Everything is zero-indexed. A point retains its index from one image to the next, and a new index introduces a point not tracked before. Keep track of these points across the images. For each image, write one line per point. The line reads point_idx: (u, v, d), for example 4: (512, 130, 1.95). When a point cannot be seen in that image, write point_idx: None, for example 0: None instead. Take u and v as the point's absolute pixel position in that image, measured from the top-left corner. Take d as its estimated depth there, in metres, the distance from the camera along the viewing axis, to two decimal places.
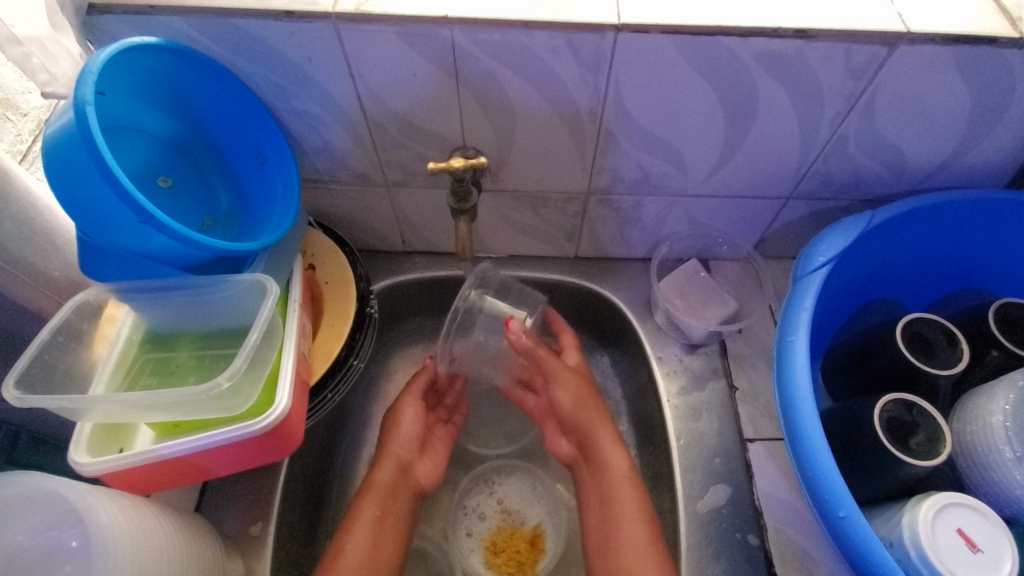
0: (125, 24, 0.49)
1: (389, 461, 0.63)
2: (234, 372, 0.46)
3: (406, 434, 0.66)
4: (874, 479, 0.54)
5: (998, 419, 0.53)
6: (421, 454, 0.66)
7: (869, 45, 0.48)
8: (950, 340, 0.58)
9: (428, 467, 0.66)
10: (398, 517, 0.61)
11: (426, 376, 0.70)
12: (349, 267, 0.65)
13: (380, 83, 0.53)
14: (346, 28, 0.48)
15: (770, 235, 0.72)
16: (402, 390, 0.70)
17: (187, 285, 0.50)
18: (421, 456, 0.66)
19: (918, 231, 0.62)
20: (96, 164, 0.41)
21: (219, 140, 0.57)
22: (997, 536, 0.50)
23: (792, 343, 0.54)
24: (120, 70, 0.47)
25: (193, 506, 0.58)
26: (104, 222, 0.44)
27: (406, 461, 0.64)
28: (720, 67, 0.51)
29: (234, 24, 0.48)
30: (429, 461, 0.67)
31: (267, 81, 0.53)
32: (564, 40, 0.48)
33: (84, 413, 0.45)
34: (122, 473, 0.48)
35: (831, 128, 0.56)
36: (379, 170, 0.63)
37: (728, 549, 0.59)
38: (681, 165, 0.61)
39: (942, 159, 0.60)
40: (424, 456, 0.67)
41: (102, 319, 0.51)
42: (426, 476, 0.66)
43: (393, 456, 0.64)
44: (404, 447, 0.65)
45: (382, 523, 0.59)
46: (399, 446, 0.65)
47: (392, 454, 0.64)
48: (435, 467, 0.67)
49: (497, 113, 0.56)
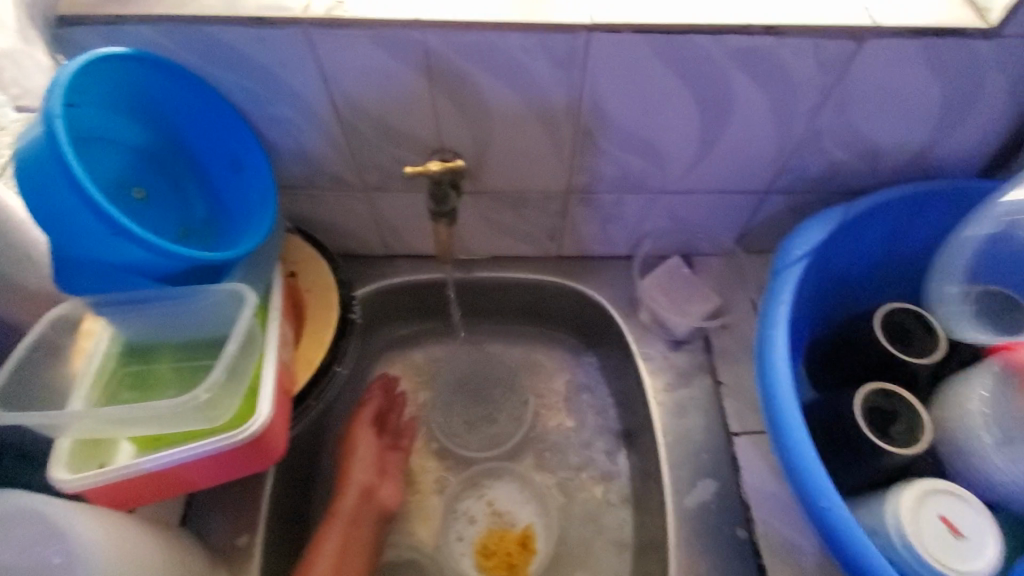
0: (95, 36, 0.49)
1: (351, 488, 0.66)
2: (212, 383, 0.46)
3: (363, 459, 0.68)
4: (857, 468, 0.54)
5: (976, 405, 0.53)
6: (381, 477, 0.68)
7: (838, 40, 0.49)
8: (927, 329, 0.59)
9: (391, 489, 0.68)
10: (361, 542, 0.64)
11: (374, 404, 0.73)
12: (331, 274, 0.65)
13: (355, 88, 0.53)
14: (318, 32, 0.48)
15: (751, 229, 0.72)
16: (352, 420, 0.72)
17: (164, 296, 0.49)
18: (382, 479, 0.68)
19: (893, 222, 0.63)
20: (67, 178, 0.41)
21: (194, 149, 0.57)
22: (980, 524, 0.50)
23: (772, 337, 0.54)
24: (88, 81, 0.46)
25: (177, 521, 0.57)
26: (76, 235, 0.44)
27: (368, 485, 0.67)
28: (694, 64, 0.51)
29: (204, 31, 0.48)
30: (391, 483, 0.69)
31: (240, 88, 0.53)
32: (537, 40, 0.49)
33: (63, 430, 0.45)
34: (104, 489, 0.47)
35: (805, 122, 0.57)
36: (359, 175, 0.63)
37: (718, 543, 0.59)
38: (660, 162, 0.62)
39: (916, 150, 0.61)
40: (383, 479, 0.68)
41: (79, 333, 0.50)
42: (388, 497, 0.67)
43: (353, 483, 0.66)
44: (362, 471, 0.67)
45: (346, 550, 0.62)
46: (358, 472, 0.67)
47: (353, 480, 0.67)
48: (397, 487, 0.69)
49: (474, 115, 0.56)
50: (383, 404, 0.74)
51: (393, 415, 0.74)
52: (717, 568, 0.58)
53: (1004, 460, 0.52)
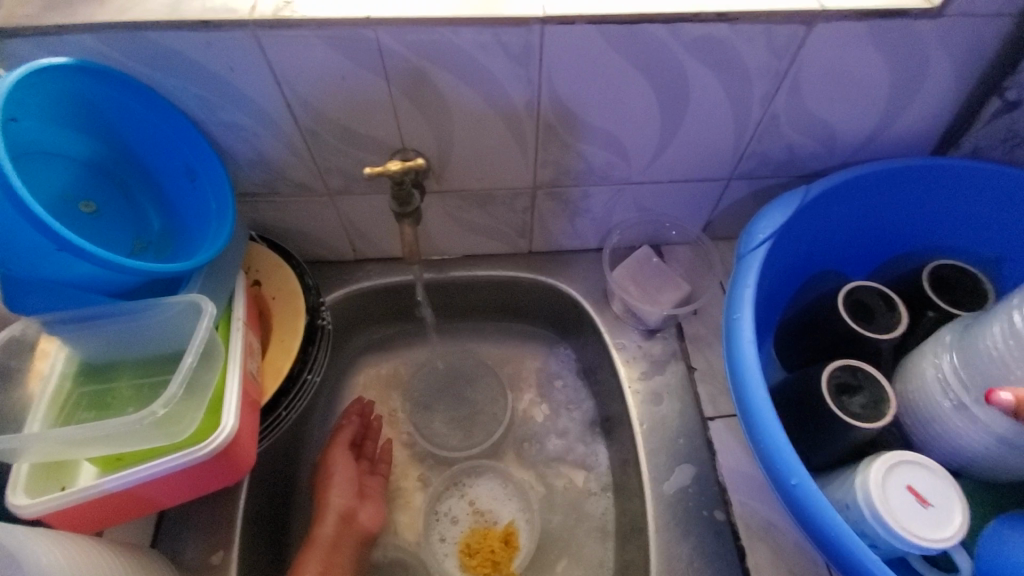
0: (34, 46, 0.47)
1: (330, 513, 0.64)
2: (169, 399, 0.44)
3: (342, 483, 0.66)
4: (828, 444, 0.55)
5: (932, 372, 0.54)
6: (361, 501, 0.66)
7: (788, 25, 0.50)
8: (887, 304, 0.60)
9: (372, 511, 0.67)
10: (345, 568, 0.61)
11: (350, 429, 0.70)
12: (296, 279, 0.63)
13: (309, 90, 0.52)
14: (266, 34, 0.47)
15: (716, 216, 0.73)
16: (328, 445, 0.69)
17: (119, 311, 0.48)
18: (362, 501, 0.67)
19: (853, 202, 0.65)
20: (5, 195, 0.38)
21: (145, 159, 0.55)
22: (948, 491, 0.51)
23: (738, 321, 0.54)
24: (26, 93, 0.44)
25: (148, 542, 0.55)
26: (19, 254, 0.42)
27: (347, 509, 0.65)
28: (649, 54, 0.51)
29: (146, 36, 0.46)
30: (371, 506, 0.67)
31: (190, 94, 0.51)
32: (491, 35, 0.48)
33: (19, 454, 0.43)
34: (64, 514, 0.45)
35: (762, 108, 0.58)
36: (320, 179, 0.62)
37: (697, 527, 0.60)
38: (623, 153, 0.62)
39: (870, 131, 0.62)
40: (363, 502, 0.67)
41: (34, 354, 0.48)
42: (368, 520, 0.66)
43: (333, 508, 0.64)
44: (342, 496, 0.65)
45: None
46: (337, 495, 0.65)
47: (332, 505, 0.64)
48: (378, 509, 0.67)
49: (433, 113, 0.55)
50: (359, 429, 0.71)
51: (368, 441, 0.72)
52: (698, 551, 0.59)
53: (967, 421, 0.53)
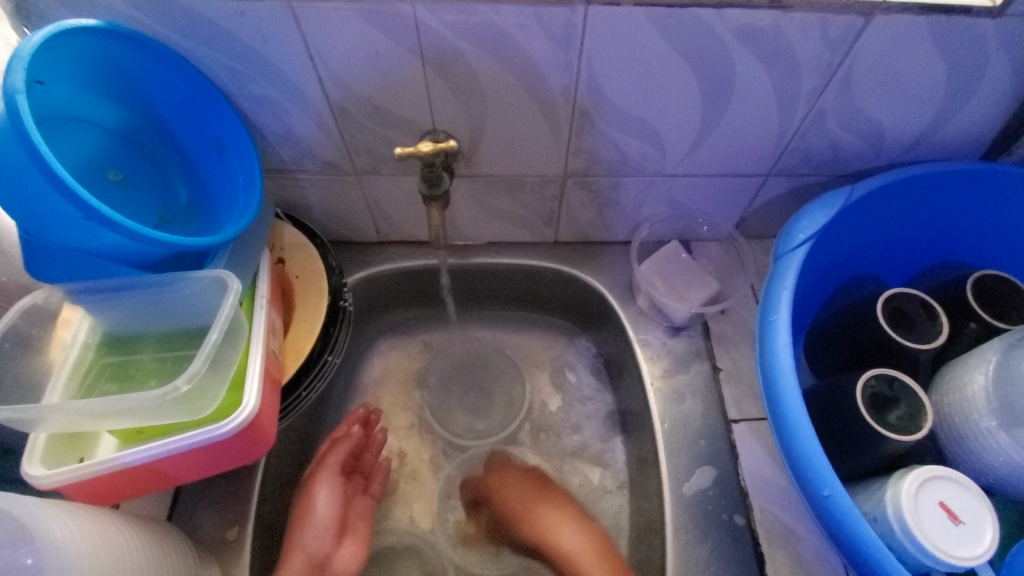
0: (63, 7, 0.46)
1: (299, 556, 0.57)
2: (193, 375, 0.43)
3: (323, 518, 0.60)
4: (859, 455, 0.53)
5: (975, 388, 0.52)
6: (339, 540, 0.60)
7: (844, 15, 0.47)
8: (929, 314, 0.58)
9: (349, 555, 0.60)
10: None
11: (344, 446, 0.64)
12: (320, 259, 0.63)
13: (341, 65, 0.51)
14: (302, 7, 0.45)
15: (750, 213, 0.71)
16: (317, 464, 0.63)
17: (142, 284, 0.47)
18: (341, 540, 0.61)
19: (896, 205, 0.62)
20: (32, 159, 0.38)
21: (174, 130, 0.54)
22: (981, 511, 0.49)
23: (774, 322, 0.52)
24: (54, 56, 0.43)
25: (164, 515, 0.56)
26: (45, 221, 0.41)
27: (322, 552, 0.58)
28: (695, 41, 0.49)
29: (180, 3, 0.45)
30: (350, 546, 0.61)
31: (222, 65, 0.50)
32: (532, 14, 0.46)
33: (38, 424, 0.43)
34: (82, 484, 0.45)
35: (808, 103, 0.55)
36: (348, 159, 0.61)
37: (716, 531, 0.59)
38: (658, 143, 0.60)
39: (920, 132, 0.59)
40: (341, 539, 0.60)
41: (56, 324, 0.48)
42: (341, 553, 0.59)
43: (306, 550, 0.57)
44: (318, 536, 0.58)
45: None
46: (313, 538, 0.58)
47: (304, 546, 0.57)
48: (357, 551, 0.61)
49: (467, 95, 0.54)
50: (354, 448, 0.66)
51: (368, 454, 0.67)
52: (716, 555, 0.58)
53: (1007, 440, 0.50)
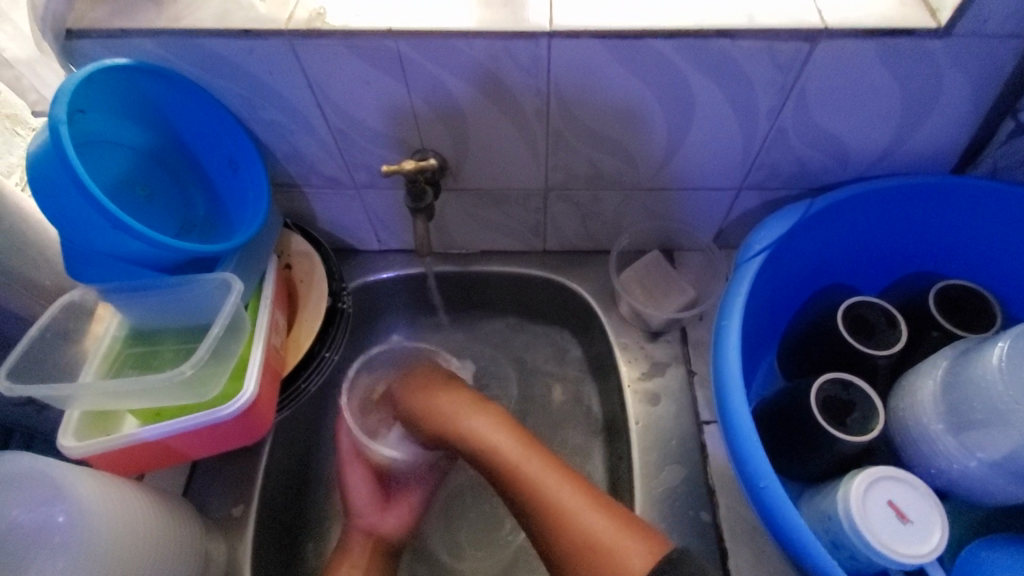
0: (101, 47, 0.53)
1: (357, 532, 0.67)
2: (197, 361, 0.50)
3: (363, 500, 0.70)
4: (815, 455, 0.56)
5: (926, 394, 0.54)
6: (383, 513, 0.69)
7: (791, 42, 0.51)
8: (890, 322, 0.61)
9: (393, 521, 0.69)
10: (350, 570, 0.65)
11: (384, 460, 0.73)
12: (323, 265, 0.69)
13: (337, 93, 0.57)
14: (300, 43, 0.52)
15: (728, 224, 0.74)
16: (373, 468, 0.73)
17: (161, 285, 0.55)
18: (386, 511, 0.70)
19: (863, 217, 0.65)
20: (69, 176, 0.45)
21: (194, 150, 0.61)
22: (929, 511, 0.51)
23: (727, 326, 0.57)
24: (94, 89, 0.51)
25: (180, 490, 0.62)
26: (81, 229, 0.49)
27: (371, 523, 0.68)
28: (653, 68, 0.53)
29: (198, 43, 0.52)
30: (393, 516, 0.70)
31: (235, 94, 0.57)
32: (502, 47, 0.52)
33: (71, 401, 0.50)
34: (105, 455, 0.52)
35: (769, 121, 0.59)
36: (347, 174, 0.67)
37: (682, 525, 0.61)
38: (630, 159, 0.64)
39: (884, 148, 0.61)
40: (390, 510, 0.70)
41: (93, 319, 0.56)
42: (394, 530, 0.69)
43: (357, 523, 0.68)
44: (365, 511, 0.69)
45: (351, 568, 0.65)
46: (360, 513, 0.69)
47: (358, 523, 0.68)
48: (399, 517, 0.70)
49: (450, 118, 0.60)
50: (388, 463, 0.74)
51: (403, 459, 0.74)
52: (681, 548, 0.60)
53: (953, 443, 0.52)
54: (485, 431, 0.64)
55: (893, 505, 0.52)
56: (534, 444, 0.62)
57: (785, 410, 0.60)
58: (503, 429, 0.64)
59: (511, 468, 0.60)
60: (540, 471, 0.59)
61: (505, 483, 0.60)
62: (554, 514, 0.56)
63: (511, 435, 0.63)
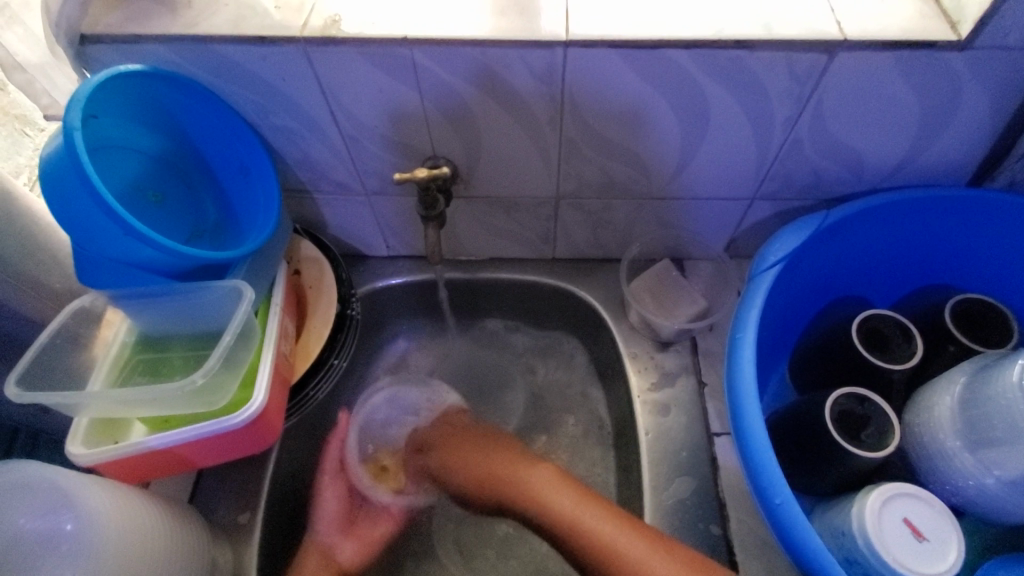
0: (115, 53, 0.53)
1: (311, 549, 0.65)
2: (208, 370, 0.50)
3: (328, 518, 0.68)
4: (828, 470, 0.55)
5: (943, 411, 0.54)
6: (345, 536, 0.68)
7: (809, 53, 0.50)
8: (906, 336, 0.60)
9: (351, 549, 0.68)
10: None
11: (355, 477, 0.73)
12: (332, 271, 0.69)
13: (350, 100, 0.57)
14: (314, 50, 0.52)
15: (739, 234, 0.73)
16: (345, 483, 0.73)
17: (172, 293, 0.54)
18: (346, 537, 0.69)
19: (877, 229, 0.64)
20: (83, 183, 0.45)
21: (205, 155, 0.61)
22: (946, 529, 0.51)
23: (741, 339, 0.56)
24: (108, 95, 0.51)
25: (187, 497, 0.62)
26: (94, 236, 0.48)
27: (328, 545, 0.66)
28: (668, 78, 0.53)
29: (212, 48, 0.52)
30: (354, 543, 0.69)
31: (247, 100, 0.57)
32: (517, 55, 0.52)
33: (81, 409, 0.50)
34: (114, 463, 0.52)
35: (784, 132, 0.58)
36: (357, 180, 0.67)
37: (692, 538, 0.61)
38: (643, 169, 0.64)
39: (900, 160, 0.61)
40: (350, 538, 0.69)
41: (101, 324, 0.56)
42: (350, 559, 0.67)
43: (314, 542, 0.66)
44: (326, 529, 0.67)
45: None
46: (321, 532, 0.67)
47: (314, 539, 0.66)
48: (359, 547, 0.69)
49: (462, 126, 0.59)
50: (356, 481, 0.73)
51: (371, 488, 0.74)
52: None
53: (971, 460, 0.52)
54: (553, 496, 0.63)
55: (910, 524, 0.51)
56: (589, 495, 0.62)
57: (797, 424, 0.59)
58: (559, 484, 0.64)
59: (575, 526, 0.60)
60: (615, 532, 0.57)
61: (572, 545, 0.60)
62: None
63: (583, 501, 0.61)
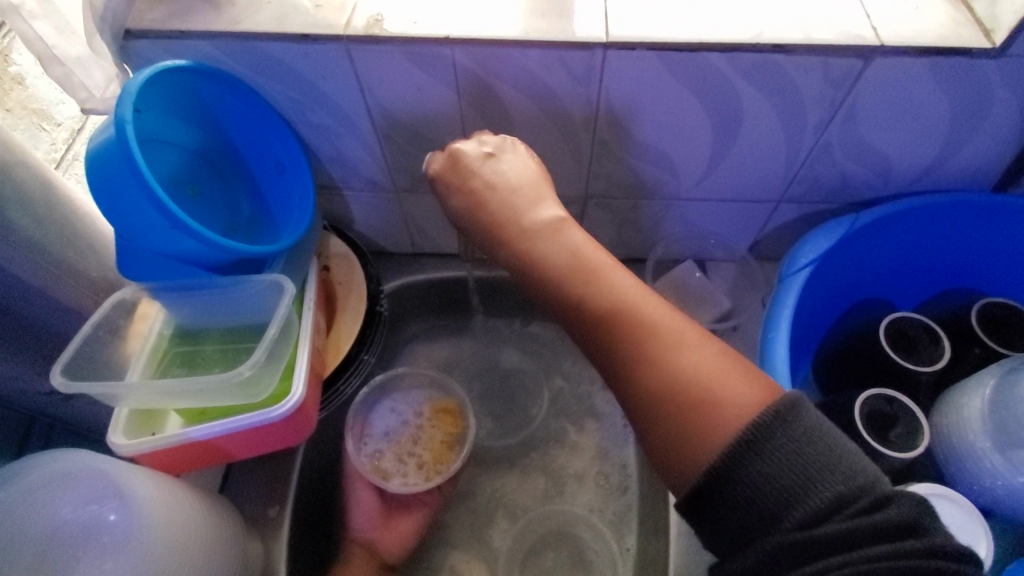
0: (157, 47, 0.54)
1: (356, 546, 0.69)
2: (254, 363, 0.51)
3: (360, 515, 0.70)
4: None
5: (972, 412, 0.55)
6: (381, 529, 0.69)
7: (845, 57, 0.51)
8: (932, 338, 0.61)
9: (392, 537, 0.69)
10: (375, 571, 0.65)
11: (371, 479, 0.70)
12: (361, 268, 0.69)
13: (387, 98, 0.57)
14: (356, 48, 0.52)
15: (764, 236, 0.74)
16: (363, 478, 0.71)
17: (212, 286, 0.55)
18: (384, 529, 0.69)
19: (905, 233, 0.65)
20: (134, 176, 0.45)
21: (241, 150, 0.62)
22: (976, 528, 0.52)
23: (773, 339, 0.57)
24: (153, 89, 0.51)
25: (217, 488, 0.63)
26: (139, 227, 0.49)
27: (368, 539, 0.69)
28: (704, 80, 0.54)
29: (256, 46, 0.53)
30: (392, 533, 0.69)
31: (285, 97, 0.58)
32: (556, 57, 0.52)
33: (122, 399, 0.50)
34: (155, 454, 0.53)
35: (815, 135, 0.59)
36: (387, 178, 0.68)
37: None
38: (672, 170, 0.64)
39: (927, 164, 0.62)
40: (390, 527, 0.69)
41: (135, 317, 0.56)
42: (393, 548, 0.69)
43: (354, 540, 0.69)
44: (364, 526, 0.69)
45: None
46: (359, 528, 0.69)
47: (357, 538, 0.69)
48: (401, 535, 0.69)
49: (496, 124, 0.60)
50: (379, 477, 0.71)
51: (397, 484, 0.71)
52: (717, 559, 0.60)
53: (1000, 461, 0.53)
54: (618, 290, 0.46)
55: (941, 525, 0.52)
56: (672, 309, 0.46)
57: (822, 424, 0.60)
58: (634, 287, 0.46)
59: (598, 277, 0.46)
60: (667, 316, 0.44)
61: (619, 358, 0.43)
62: (674, 406, 0.40)
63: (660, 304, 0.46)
